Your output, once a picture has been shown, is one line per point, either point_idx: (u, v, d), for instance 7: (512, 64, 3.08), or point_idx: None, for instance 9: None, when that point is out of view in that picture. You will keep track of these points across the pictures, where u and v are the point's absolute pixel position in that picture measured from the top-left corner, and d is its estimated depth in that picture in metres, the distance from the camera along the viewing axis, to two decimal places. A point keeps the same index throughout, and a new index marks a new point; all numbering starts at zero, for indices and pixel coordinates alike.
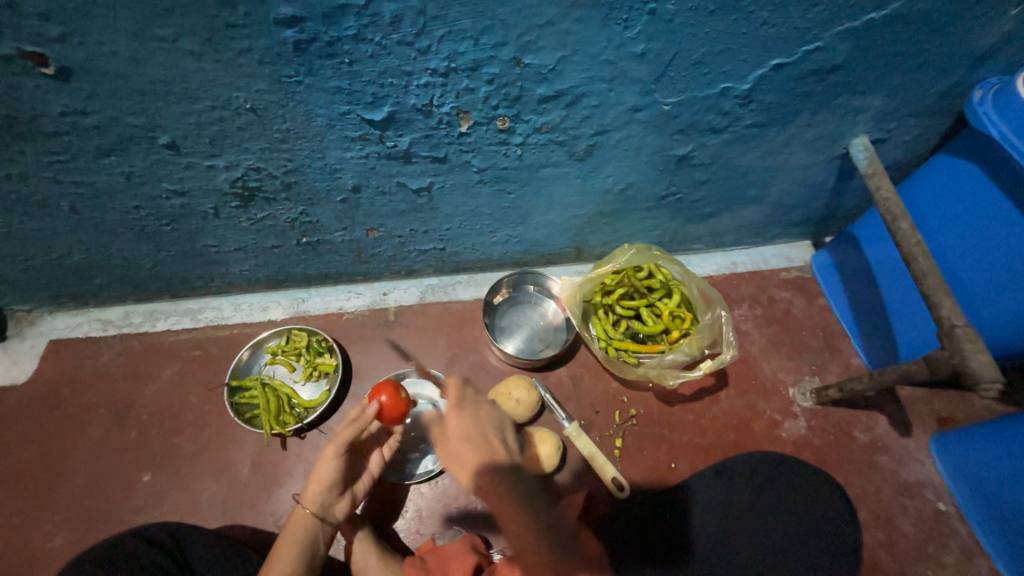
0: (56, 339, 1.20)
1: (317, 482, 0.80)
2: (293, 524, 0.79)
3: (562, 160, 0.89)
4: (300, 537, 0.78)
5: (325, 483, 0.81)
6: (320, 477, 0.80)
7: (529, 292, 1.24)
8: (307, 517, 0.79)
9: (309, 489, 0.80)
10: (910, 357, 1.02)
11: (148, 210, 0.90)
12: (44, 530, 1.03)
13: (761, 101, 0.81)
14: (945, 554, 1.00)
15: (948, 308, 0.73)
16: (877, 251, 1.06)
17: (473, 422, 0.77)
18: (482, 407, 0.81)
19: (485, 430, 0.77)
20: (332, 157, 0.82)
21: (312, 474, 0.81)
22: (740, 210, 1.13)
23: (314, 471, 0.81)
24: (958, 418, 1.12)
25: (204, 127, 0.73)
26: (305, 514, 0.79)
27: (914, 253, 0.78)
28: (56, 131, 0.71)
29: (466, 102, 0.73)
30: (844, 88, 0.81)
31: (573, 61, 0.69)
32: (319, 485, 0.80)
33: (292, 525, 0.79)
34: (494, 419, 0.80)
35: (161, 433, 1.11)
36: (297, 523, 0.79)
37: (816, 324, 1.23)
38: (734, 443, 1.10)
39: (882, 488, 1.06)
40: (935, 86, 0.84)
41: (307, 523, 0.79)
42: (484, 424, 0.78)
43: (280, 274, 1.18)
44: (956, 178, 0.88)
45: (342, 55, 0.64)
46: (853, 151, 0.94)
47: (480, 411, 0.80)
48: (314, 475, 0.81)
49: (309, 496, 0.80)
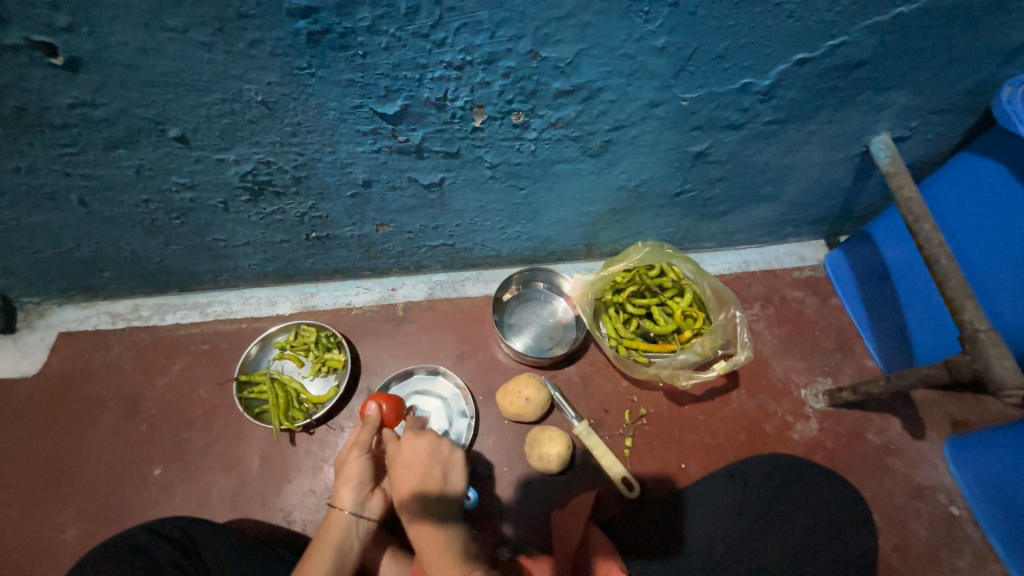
0: (65, 332, 1.21)
1: (350, 481, 0.80)
2: (328, 528, 0.78)
3: (576, 156, 0.87)
4: (333, 541, 0.76)
5: (356, 481, 0.81)
6: (351, 475, 0.81)
7: (539, 289, 1.23)
8: (342, 518, 0.78)
9: (342, 489, 0.80)
10: (927, 360, 1.01)
11: (157, 203, 0.89)
12: (57, 523, 1.03)
13: (782, 97, 0.79)
14: (958, 559, 0.99)
15: (971, 312, 0.71)
16: (894, 251, 1.04)
17: (421, 453, 0.78)
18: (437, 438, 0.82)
19: (430, 465, 0.78)
20: (343, 151, 0.80)
21: (342, 476, 0.81)
22: (755, 208, 1.11)
23: (344, 471, 0.81)
24: (972, 422, 1.10)
25: (214, 119, 0.72)
26: (341, 515, 0.78)
27: (937, 255, 0.76)
28: (66, 124, 0.70)
29: (480, 96, 0.72)
30: (869, 84, 0.79)
31: (591, 55, 0.68)
32: (352, 484, 0.80)
33: (327, 530, 0.78)
34: (441, 451, 0.80)
35: (171, 427, 1.11)
36: (330, 527, 0.78)
37: (828, 325, 1.21)
38: (745, 444, 1.09)
39: (895, 492, 1.05)
40: (962, 83, 0.81)
41: (342, 525, 0.78)
42: (432, 455, 0.79)
43: (288, 268, 1.17)
44: (980, 177, 0.86)
45: (355, 46, 0.62)
46: (874, 149, 0.92)
47: (433, 439, 0.81)
48: (346, 475, 0.81)
49: (343, 497, 0.80)
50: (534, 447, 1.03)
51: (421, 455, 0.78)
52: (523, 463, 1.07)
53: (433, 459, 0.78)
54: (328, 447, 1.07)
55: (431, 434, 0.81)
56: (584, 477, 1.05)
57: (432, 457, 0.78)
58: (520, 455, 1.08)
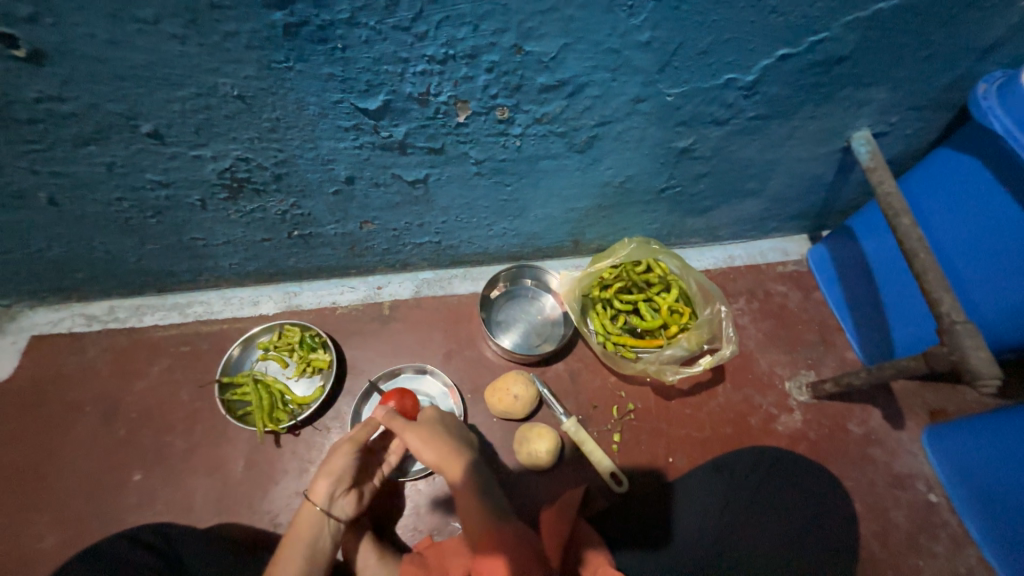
0: (38, 335, 1.17)
1: (330, 476, 0.81)
2: (300, 521, 0.78)
3: (562, 152, 0.87)
4: (301, 538, 0.76)
5: (336, 477, 0.81)
6: (334, 469, 0.81)
7: (526, 286, 1.23)
8: (313, 511, 0.78)
9: (319, 483, 0.80)
10: (906, 352, 1.03)
11: (131, 201, 0.87)
12: (32, 532, 1.00)
13: (765, 93, 0.80)
14: (936, 545, 1.01)
15: (948, 304, 0.72)
16: (875, 245, 1.06)
17: (445, 427, 0.90)
18: (451, 418, 0.94)
19: (456, 435, 0.90)
20: (325, 147, 0.79)
21: (324, 469, 0.81)
22: (740, 204, 1.12)
23: (326, 465, 0.82)
24: (949, 411, 1.13)
25: (189, 114, 0.70)
26: (313, 510, 0.79)
27: (915, 249, 0.77)
28: (31, 119, 0.67)
29: (463, 91, 0.71)
30: (850, 80, 0.80)
31: (575, 49, 0.67)
32: (330, 479, 0.80)
33: (298, 524, 0.78)
34: (458, 426, 0.94)
35: (151, 430, 1.08)
36: (301, 521, 0.78)
37: (811, 318, 1.23)
38: (731, 437, 1.10)
39: (875, 481, 1.07)
40: (940, 79, 0.82)
41: (313, 518, 0.78)
42: (454, 428, 0.92)
43: (271, 268, 1.15)
44: (957, 172, 0.87)
45: (334, 39, 0.61)
46: (855, 145, 0.93)
47: (450, 417, 0.94)
48: (328, 468, 0.81)
49: (316, 490, 0.80)
50: (523, 444, 1.03)
51: (446, 425, 0.92)
52: (512, 460, 1.07)
53: (456, 429, 0.92)
54: (314, 448, 1.05)
55: (443, 412, 0.95)
56: (573, 473, 1.06)
57: (455, 428, 0.92)
58: (509, 452, 1.08)
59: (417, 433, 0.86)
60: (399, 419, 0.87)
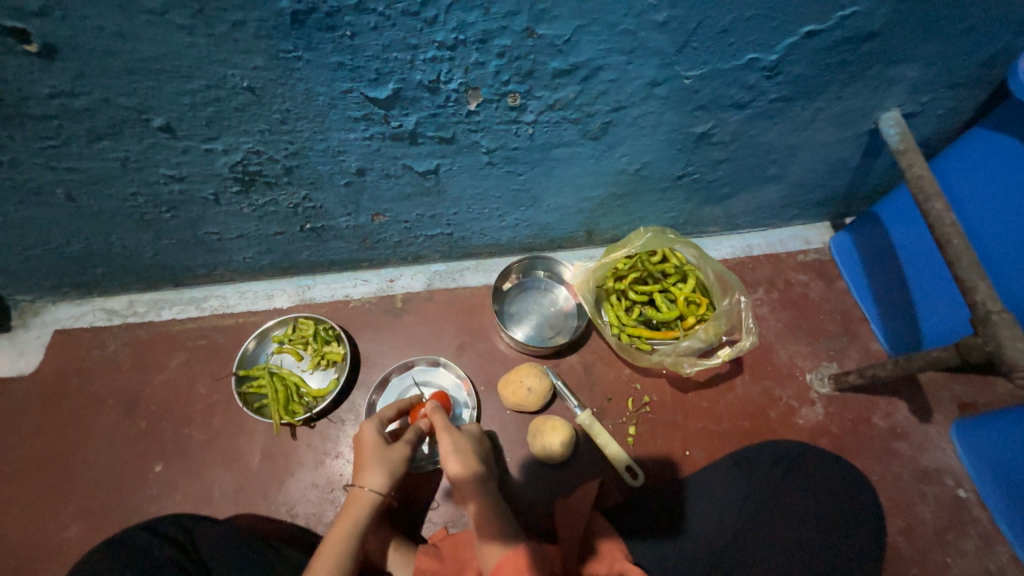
0: (61, 329, 1.19)
1: (388, 471, 0.80)
2: (353, 506, 0.78)
3: (575, 139, 0.84)
4: (350, 527, 0.76)
5: (392, 472, 0.80)
6: (392, 466, 0.80)
7: (540, 278, 1.22)
8: (368, 499, 0.78)
9: (374, 474, 0.79)
10: (934, 343, 1.00)
11: (146, 196, 0.87)
12: (59, 521, 1.03)
13: (789, 73, 0.76)
14: (964, 542, 0.98)
15: (983, 293, 0.69)
16: (902, 232, 1.02)
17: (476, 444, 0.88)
18: (480, 439, 0.91)
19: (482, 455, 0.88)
20: (335, 138, 0.78)
21: (382, 461, 0.80)
22: (760, 190, 1.08)
23: (386, 459, 0.81)
24: (980, 404, 1.09)
25: (199, 107, 0.70)
26: (366, 502, 0.78)
27: (947, 235, 0.73)
28: (45, 115, 0.68)
29: (474, 78, 0.69)
30: (878, 59, 0.76)
31: (589, 31, 0.65)
32: (388, 474, 0.80)
33: (351, 509, 0.77)
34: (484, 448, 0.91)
35: (171, 423, 1.10)
36: (353, 508, 0.77)
37: (834, 308, 1.19)
38: (750, 430, 1.08)
39: (901, 476, 1.04)
40: (975, 56, 0.78)
41: (369, 506, 0.78)
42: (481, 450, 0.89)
43: (284, 261, 1.15)
44: (992, 153, 0.83)
45: (343, 27, 0.59)
46: (883, 127, 0.89)
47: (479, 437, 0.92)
48: (387, 463, 0.80)
49: (372, 478, 0.79)
50: (538, 437, 1.02)
51: (478, 443, 0.89)
52: (526, 453, 1.06)
53: (484, 450, 0.90)
54: (330, 440, 1.06)
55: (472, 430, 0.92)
56: (588, 466, 1.05)
57: (483, 449, 0.90)
58: (524, 446, 1.07)
59: (450, 438, 0.84)
60: (440, 420, 0.87)
